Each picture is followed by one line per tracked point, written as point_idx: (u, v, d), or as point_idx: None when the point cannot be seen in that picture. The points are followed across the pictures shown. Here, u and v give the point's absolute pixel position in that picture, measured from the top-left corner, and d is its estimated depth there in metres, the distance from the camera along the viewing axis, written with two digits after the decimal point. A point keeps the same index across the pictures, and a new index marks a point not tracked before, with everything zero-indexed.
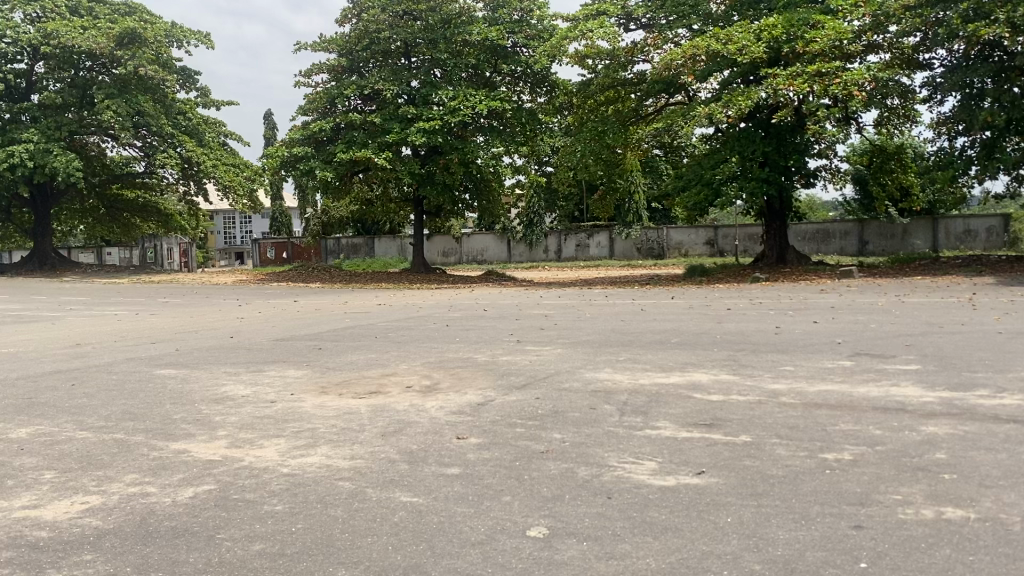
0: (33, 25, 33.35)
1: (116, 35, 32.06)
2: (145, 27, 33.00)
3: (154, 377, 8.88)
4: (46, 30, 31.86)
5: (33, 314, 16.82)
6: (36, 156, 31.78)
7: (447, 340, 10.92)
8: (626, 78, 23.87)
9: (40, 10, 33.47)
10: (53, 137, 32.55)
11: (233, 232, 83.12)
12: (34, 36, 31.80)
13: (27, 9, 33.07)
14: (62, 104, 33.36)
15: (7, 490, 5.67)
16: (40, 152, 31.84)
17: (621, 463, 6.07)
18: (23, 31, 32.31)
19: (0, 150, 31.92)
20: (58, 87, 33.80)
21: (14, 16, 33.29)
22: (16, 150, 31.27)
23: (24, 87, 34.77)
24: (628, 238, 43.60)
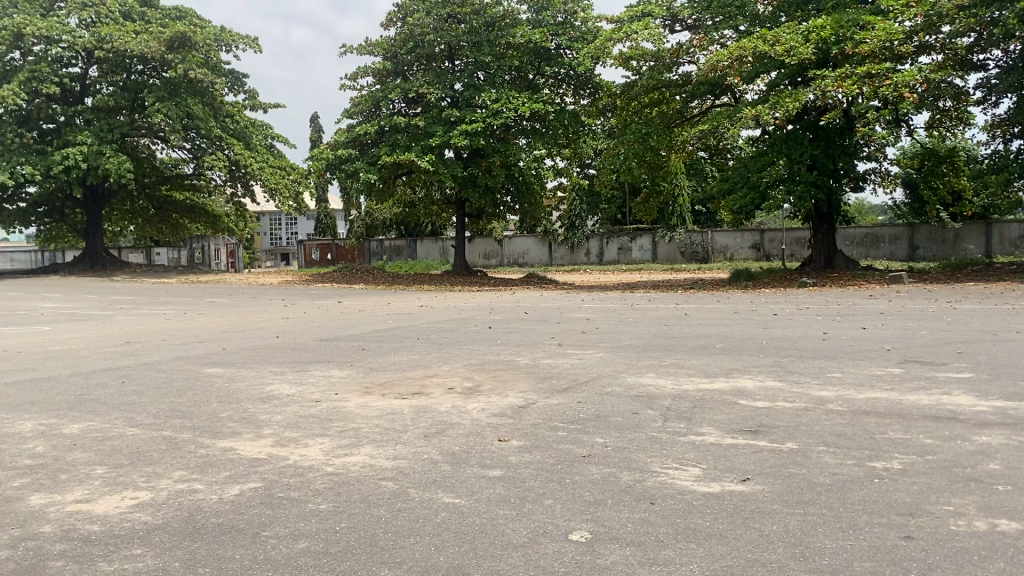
0: (88, 29, 34.05)
1: (167, 39, 32.69)
2: (195, 31, 33.59)
3: (201, 376, 9.01)
4: (100, 34, 32.56)
5: (86, 312, 17.20)
6: (89, 158, 32.55)
7: (489, 342, 10.92)
8: (671, 79, 23.72)
9: (94, 15, 34.17)
10: (106, 139, 33.34)
11: (279, 233, 84.39)
12: (89, 40, 32.48)
13: (82, 14, 33.75)
14: (115, 106, 34.14)
15: (60, 484, 5.80)
16: (93, 154, 32.61)
17: (664, 469, 6.00)
18: (78, 36, 32.98)
19: (55, 151, 32.70)
20: (111, 90, 34.53)
21: (69, 20, 34.03)
22: (71, 152, 32.03)
23: (79, 90, 35.61)
24: (671, 241, 43.16)
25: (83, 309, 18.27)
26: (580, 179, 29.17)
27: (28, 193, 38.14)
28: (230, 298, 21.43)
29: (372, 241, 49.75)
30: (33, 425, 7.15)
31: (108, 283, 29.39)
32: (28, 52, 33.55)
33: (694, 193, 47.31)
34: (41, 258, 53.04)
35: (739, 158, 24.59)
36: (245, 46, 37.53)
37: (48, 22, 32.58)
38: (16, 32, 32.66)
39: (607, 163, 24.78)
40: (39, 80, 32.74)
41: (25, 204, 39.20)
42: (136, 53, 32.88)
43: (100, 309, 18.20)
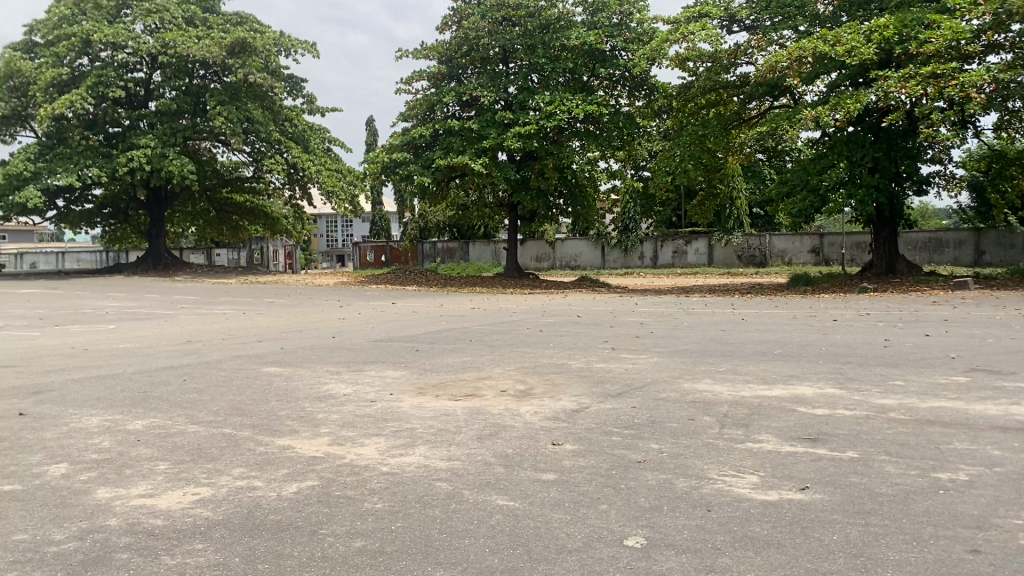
0: (152, 35, 34.92)
1: (228, 44, 33.39)
2: (255, 36, 34.22)
3: (260, 374, 9.16)
4: (164, 40, 33.42)
5: (150, 312, 17.68)
6: (153, 160, 33.36)
7: (543, 345, 10.91)
8: (728, 80, 23.41)
9: (158, 21, 35.05)
10: (169, 142, 34.17)
11: (335, 236, 85.76)
12: (153, 46, 33.31)
13: (147, 21, 34.57)
14: (177, 110, 35.00)
15: (125, 478, 5.94)
16: (157, 156, 33.40)
17: (721, 476, 5.91)
18: (143, 42, 33.85)
19: (121, 154, 33.64)
20: (174, 94, 35.43)
21: (135, 27, 34.90)
22: (135, 155, 32.90)
23: (143, 94, 36.62)
24: (727, 244, 42.63)
25: (147, 308, 18.77)
26: (634, 182, 28.97)
27: (95, 194, 39.32)
28: (289, 298, 21.82)
29: (426, 243, 50.06)
30: (99, 421, 7.34)
31: (170, 283, 30.17)
32: (96, 58, 34.60)
33: (752, 195, 46.69)
34: (106, 258, 54.65)
35: (798, 161, 24.24)
36: (304, 51, 38.17)
37: (115, 29, 33.51)
38: (85, 39, 33.70)
39: (663, 165, 24.52)
40: (106, 84, 33.70)
41: (91, 205, 40.43)
42: (199, 58, 33.67)
43: (164, 308, 18.71)
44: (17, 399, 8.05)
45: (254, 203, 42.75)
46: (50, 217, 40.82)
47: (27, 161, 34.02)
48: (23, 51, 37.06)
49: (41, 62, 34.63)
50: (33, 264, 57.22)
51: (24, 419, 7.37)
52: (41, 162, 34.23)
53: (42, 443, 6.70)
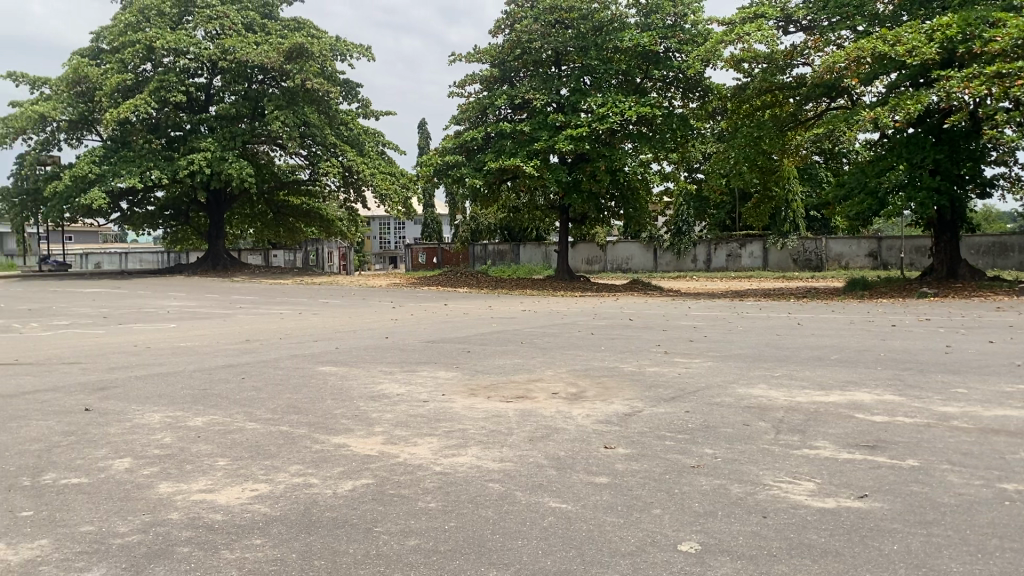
0: (212, 41, 35.72)
1: (287, 50, 34.03)
2: (312, 42, 34.79)
3: (315, 374, 9.30)
4: (224, 46, 34.21)
5: (210, 311, 18.09)
6: (212, 163, 34.17)
7: (594, 348, 10.88)
8: (784, 81, 23.01)
9: (218, 27, 35.87)
10: (228, 146, 34.95)
11: (388, 238, 86.78)
12: (214, 52, 34.13)
13: (208, 27, 35.43)
14: (236, 114, 35.75)
15: (186, 474, 6.08)
16: (216, 160, 34.21)
17: (777, 482, 5.82)
18: (204, 48, 34.64)
19: (182, 157, 34.55)
20: (233, 99, 36.23)
21: (196, 33, 35.78)
22: (195, 158, 33.75)
23: (204, 100, 37.55)
24: (783, 248, 41.99)
25: (207, 307, 19.22)
26: (688, 184, 28.73)
27: (157, 197, 40.38)
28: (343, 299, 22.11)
29: (477, 245, 50.27)
30: (160, 416, 7.53)
31: (229, 283, 31.14)
32: (159, 63, 35.55)
33: (808, 199, 46.09)
34: (166, 259, 56.06)
35: (857, 162, 23.83)
36: (359, 55, 38.64)
37: (177, 35, 34.37)
38: (148, 46, 34.68)
39: (717, 167, 24.17)
40: (168, 89, 34.59)
41: (153, 208, 41.52)
42: (257, 64, 34.40)
43: (224, 307, 19.16)
44: (84, 395, 8.31)
45: (309, 206, 43.45)
46: (114, 219, 42.03)
47: (93, 164, 35.01)
48: (90, 58, 38.25)
49: (106, 68, 35.68)
50: (98, 265, 58.93)
51: (90, 414, 7.60)
52: (106, 165, 35.22)
53: (108, 438, 6.90)
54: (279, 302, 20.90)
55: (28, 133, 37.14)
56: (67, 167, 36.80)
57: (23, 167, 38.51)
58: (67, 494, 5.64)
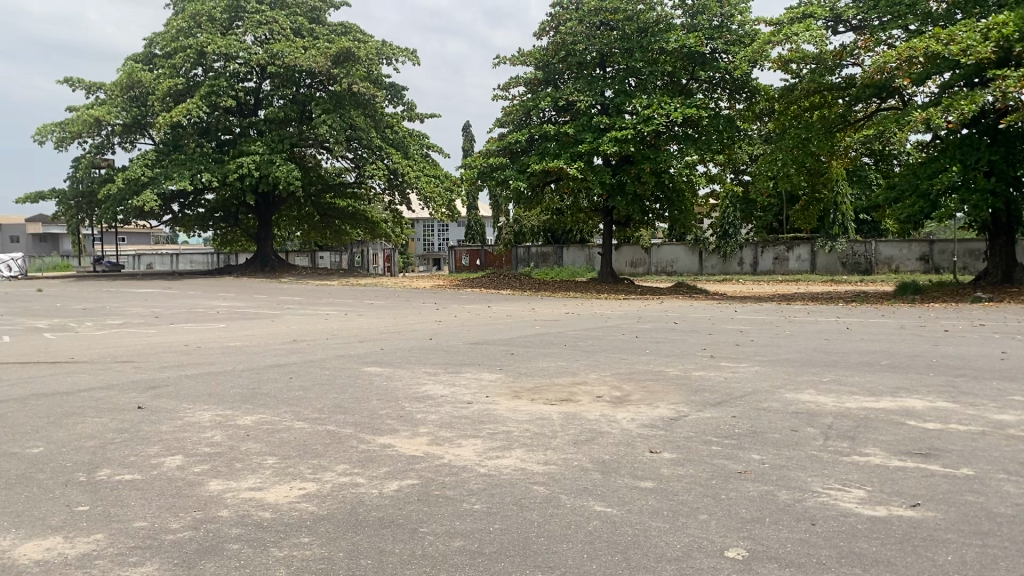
0: (261, 46, 36.33)
1: (333, 54, 34.51)
2: (359, 46, 35.15)
3: (361, 374, 9.38)
4: (272, 51, 34.77)
5: (259, 311, 18.43)
6: (261, 166, 34.77)
7: (639, 352, 10.81)
8: (833, 82, 22.63)
9: (267, 32, 36.48)
10: (276, 149, 35.51)
11: (432, 240, 87.33)
12: (263, 57, 34.74)
13: (257, 32, 36.03)
14: (285, 118, 36.28)
15: (235, 471, 6.18)
16: (265, 163, 34.79)
17: (826, 489, 5.73)
18: (253, 53, 35.27)
19: (232, 160, 35.18)
20: (281, 103, 36.82)
21: (246, 38, 36.41)
22: (245, 161, 34.37)
23: (253, 104, 38.22)
24: (831, 251, 41.30)
25: (255, 308, 19.55)
26: (735, 186, 28.48)
27: (207, 199, 41.14)
28: (388, 300, 22.30)
29: (520, 247, 50.25)
30: (211, 415, 7.67)
31: (278, 283, 32.37)
32: (210, 68, 36.22)
33: (857, 202, 45.40)
34: (215, 260, 57.14)
35: (909, 164, 23.43)
36: (404, 60, 38.91)
37: (227, 40, 35.03)
38: (199, 51, 35.36)
39: (763, 169, 23.88)
40: (218, 94, 35.21)
41: (203, 210, 42.27)
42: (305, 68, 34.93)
43: (272, 308, 19.49)
44: (137, 393, 8.49)
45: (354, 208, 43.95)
46: (165, 220, 42.88)
47: (146, 167, 35.69)
48: (143, 63, 39.13)
49: (159, 73, 36.47)
50: (150, 266, 60.21)
51: (142, 412, 7.75)
52: (158, 168, 35.91)
53: (159, 436, 7.03)
54: (327, 303, 21.18)
55: (84, 137, 38.11)
56: (120, 170, 37.68)
57: (78, 170, 39.50)
58: (122, 490, 5.76)
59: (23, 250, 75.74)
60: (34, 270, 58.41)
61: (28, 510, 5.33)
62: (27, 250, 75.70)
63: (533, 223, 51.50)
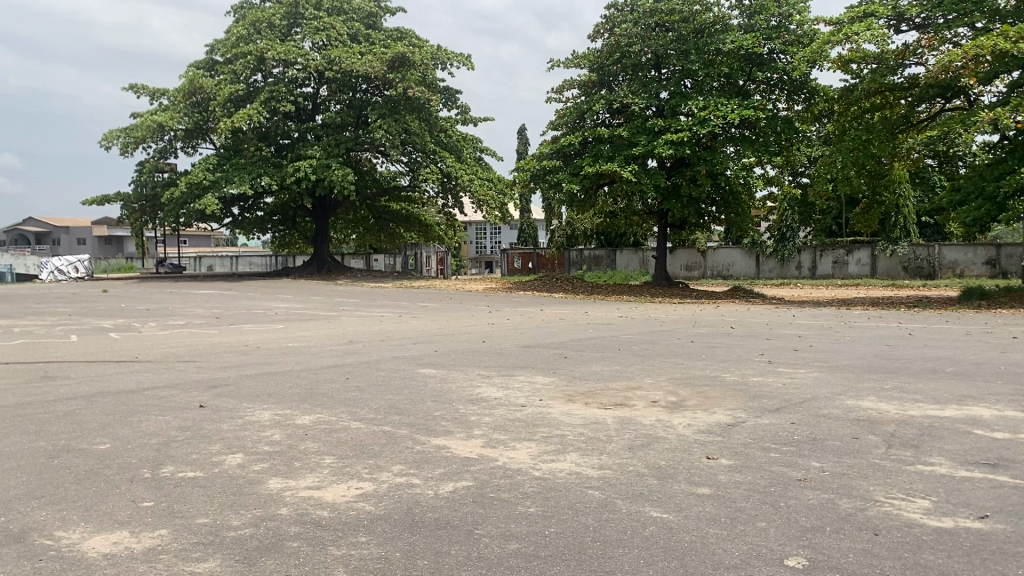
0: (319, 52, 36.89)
1: (389, 59, 34.97)
2: (414, 51, 35.52)
3: (416, 376, 9.46)
4: (330, 57, 35.29)
5: (316, 313, 18.75)
6: (317, 170, 35.28)
7: (695, 356, 10.71)
8: (895, 82, 22.08)
9: (325, 38, 37.03)
10: (333, 153, 36.05)
11: (485, 242, 87.76)
12: (320, 62, 35.30)
13: (315, 38, 36.60)
14: (341, 123, 36.84)
15: (294, 470, 6.27)
16: (321, 166, 35.28)
17: (889, 499, 5.59)
18: (311, 59, 35.84)
19: (290, 164, 35.81)
20: (338, 108, 37.46)
21: (304, 44, 37.01)
22: (302, 165, 34.93)
23: (310, 108, 38.86)
24: (892, 255, 40.43)
25: (311, 309, 19.88)
26: (793, 189, 28.07)
27: (266, 202, 42.01)
28: (442, 302, 22.45)
29: (573, 250, 50.06)
30: (270, 414, 7.80)
31: (334, 284, 32.85)
32: (269, 74, 36.93)
33: (919, 204, 44.32)
34: (273, 262, 58.24)
35: (975, 166, 22.82)
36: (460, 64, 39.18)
37: (286, 47, 35.66)
38: (259, 57, 36.07)
39: (822, 171, 23.48)
40: (278, 99, 35.90)
41: (262, 213, 43.14)
42: (362, 74, 35.45)
43: (328, 310, 19.79)
44: (199, 392, 8.67)
45: (409, 211, 44.45)
46: (226, 223, 43.86)
47: (208, 171, 36.54)
48: (205, 70, 40.07)
49: (220, 79, 37.35)
50: (210, 267, 61.62)
51: (204, 410, 7.93)
52: (219, 172, 36.74)
53: (221, 434, 7.18)
54: (381, 305, 21.41)
55: (148, 142, 39.18)
56: (183, 174, 38.67)
57: (142, 174, 40.65)
58: (185, 487, 5.90)
59: (90, 252, 78.22)
60: (100, 271, 60.27)
61: (96, 505, 5.48)
62: (94, 252, 78.11)
63: (587, 226, 51.46)
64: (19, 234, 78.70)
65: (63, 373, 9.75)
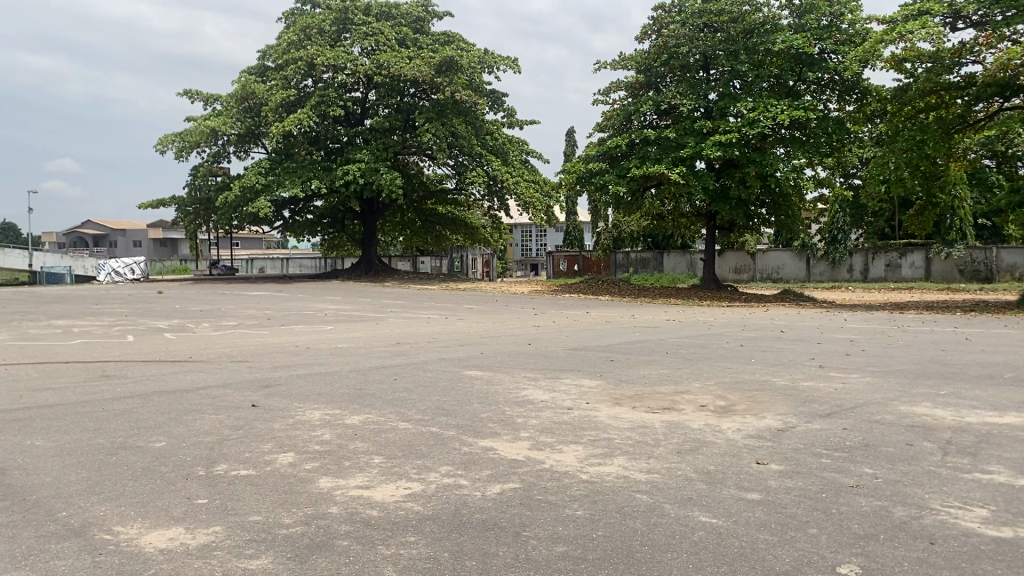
0: (368, 57, 37.30)
1: (437, 63, 35.29)
2: (462, 55, 35.76)
3: (462, 377, 9.54)
4: (379, 61, 35.69)
5: (364, 314, 18.99)
6: (366, 174, 35.64)
7: (744, 360, 10.60)
8: (950, 81, 21.54)
9: (374, 43, 37.41)
10: (381, 157, 36.43)
11: (530, 245, 87.78)
12: (370, 67, 35.71)
13: (364, 43, 37.01)
14: (390, 127, 37.26)
15: (344, 470, 6.35)
16: (370, 170, 35.64)
17: (945, 507, 5.47)
18: (360, 64, 36.27)
19: (340, 168, 36.26)
20: (387, 112, 37.82)
21: (353, 49, 37.45)
22: (351, 169, 35.37)
23: (359, 112, 39.34)
24: (948, 258, 39.46)
25: (358, 311, 20.08)
26: (844, 191, 27.59)
27: (316, 205, 42.63)
28: (487, 305, 22.52)
29: (619, 253, 49.71)
30: (320, 414, 7.91)
31: (381, 287, 33.14)
32: (319, 79, 37.45)
33: (976, 205, 43.16)
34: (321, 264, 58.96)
35: None
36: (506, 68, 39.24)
37: (336, 53, 36.15)
38: (309, 63, 36.60)
39: (875, 173, 23.02)
40: (328, 104, 36.38)
41: (312, 216, 43.77)
42: (410, 78, 35.79)
43: (375, 311, 19.97)
44: (251, 391, 8.84)
45: (455, 214, 44.69)
46: (277, 226, 44.63)
47: (260, 175, 37.16)
48: (257, 75, 40.81)
49: (272, 84, 37.98)
50: (260, 269, 62.64)
51: (256, 410, 8.08)
52: (271, 176, 37.33)
53: (272, 433, 7.30)
54: (428, 307, 21.55)
55: (202, 147, 40.00)
56: (235, 178, 39.39)
57: (196, 178, 41.57)
58: (237, 485, 6.01)
59: (145, 255, 80.38)
60: (154, 273, 61.70)
61: (153, 501, 5.63)
62: (149, 254, 80.22)
63: (633, 228, 51.20)
64: (78, 237, 81.18)
65: (120, 372, 10.00)
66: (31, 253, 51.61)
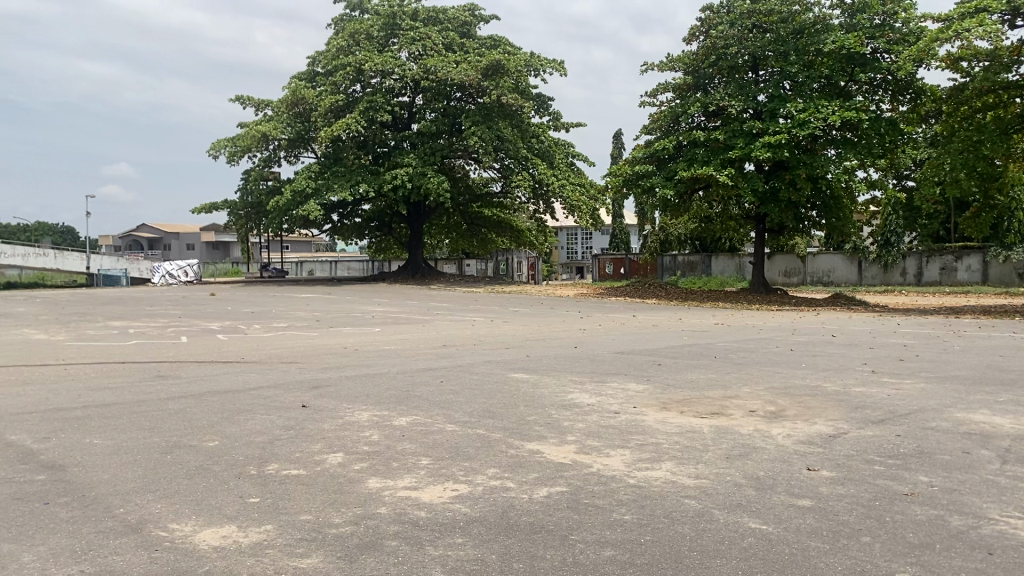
0: (415, 61, 37.59)
1: (483, 67, 35.44)
2: (508, 58, 35.85)
3: (509, 380, 9.57)
4: (426, 66, 35.99)
5: (412, 316, 19.14)
6: (414, 178, 35.97)
7: (793, 365, 10.44)
8: (1009, 80, 20.96)
9: (421, 48, 37.66)
10: (428, 161, 36.72)
11: (575, 247, 87.50)
12: (417, 72, 36.02)
13: (411, 48, 37.34)
14: (436, 131, 37.54)
15: (392, 471, 6.42)
16: (417, 174, 35.97)
17: (1004, 518, 5.32)
18: (407, 69, 36.62)
19: (387, 172, 36.65)
20: (433, 116, 38.04)
21: (401, 54, 37.75)
22: (398, 173, 35.70)
23: (407, 117, 39.75)
24: (1006, 261, 38.36)
25: (405, 313, 20.26)
26: (898, 192, 27.04)
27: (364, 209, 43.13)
28: (533, 308, 22.51)
29: (665, 256, 49.27)
30: (368, 415, 8.02)
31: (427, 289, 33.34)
32: (367, 84, 37.87)
33: None
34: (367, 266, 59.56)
35: None
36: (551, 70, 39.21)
37: (383, 58, 36.49)
38: (357, 68, 37.01)
39: (929, 174, 22.54)
40: (375, 109, 36.78)
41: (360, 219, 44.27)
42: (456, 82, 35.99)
43: (422, 314, 20.15)
44: (301, 391, 8.99)
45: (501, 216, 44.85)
46: (326, 229, 45.23)
47: (310, 178, 37.71)
48: (307, 80, 41.47)
49: (321, 90, 38.51)
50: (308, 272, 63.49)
51: (306, 410, 8.21)
52: (320, 179, 37.86)
53: (322, 434, 7.40)
54: (474, 310, 21.65)
55: (254, 151, 40.78)
56: (286, 182, 40.09)
57: (248, 182, 42.33)
58: (288, 485, 6.10)
59: (198, 257, 82.10)
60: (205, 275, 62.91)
61: (207, 499, 5.76)
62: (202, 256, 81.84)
63: (679, 231, 50.75)
64: (135, 240, 83.22)
65: (174, 372, 10.24)
66: (87, 255, 52.75)
